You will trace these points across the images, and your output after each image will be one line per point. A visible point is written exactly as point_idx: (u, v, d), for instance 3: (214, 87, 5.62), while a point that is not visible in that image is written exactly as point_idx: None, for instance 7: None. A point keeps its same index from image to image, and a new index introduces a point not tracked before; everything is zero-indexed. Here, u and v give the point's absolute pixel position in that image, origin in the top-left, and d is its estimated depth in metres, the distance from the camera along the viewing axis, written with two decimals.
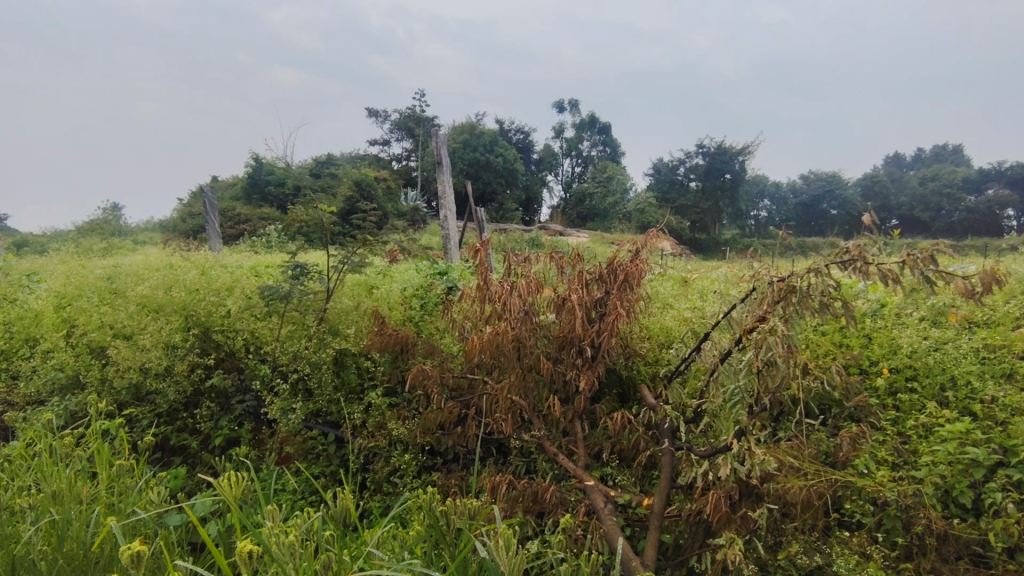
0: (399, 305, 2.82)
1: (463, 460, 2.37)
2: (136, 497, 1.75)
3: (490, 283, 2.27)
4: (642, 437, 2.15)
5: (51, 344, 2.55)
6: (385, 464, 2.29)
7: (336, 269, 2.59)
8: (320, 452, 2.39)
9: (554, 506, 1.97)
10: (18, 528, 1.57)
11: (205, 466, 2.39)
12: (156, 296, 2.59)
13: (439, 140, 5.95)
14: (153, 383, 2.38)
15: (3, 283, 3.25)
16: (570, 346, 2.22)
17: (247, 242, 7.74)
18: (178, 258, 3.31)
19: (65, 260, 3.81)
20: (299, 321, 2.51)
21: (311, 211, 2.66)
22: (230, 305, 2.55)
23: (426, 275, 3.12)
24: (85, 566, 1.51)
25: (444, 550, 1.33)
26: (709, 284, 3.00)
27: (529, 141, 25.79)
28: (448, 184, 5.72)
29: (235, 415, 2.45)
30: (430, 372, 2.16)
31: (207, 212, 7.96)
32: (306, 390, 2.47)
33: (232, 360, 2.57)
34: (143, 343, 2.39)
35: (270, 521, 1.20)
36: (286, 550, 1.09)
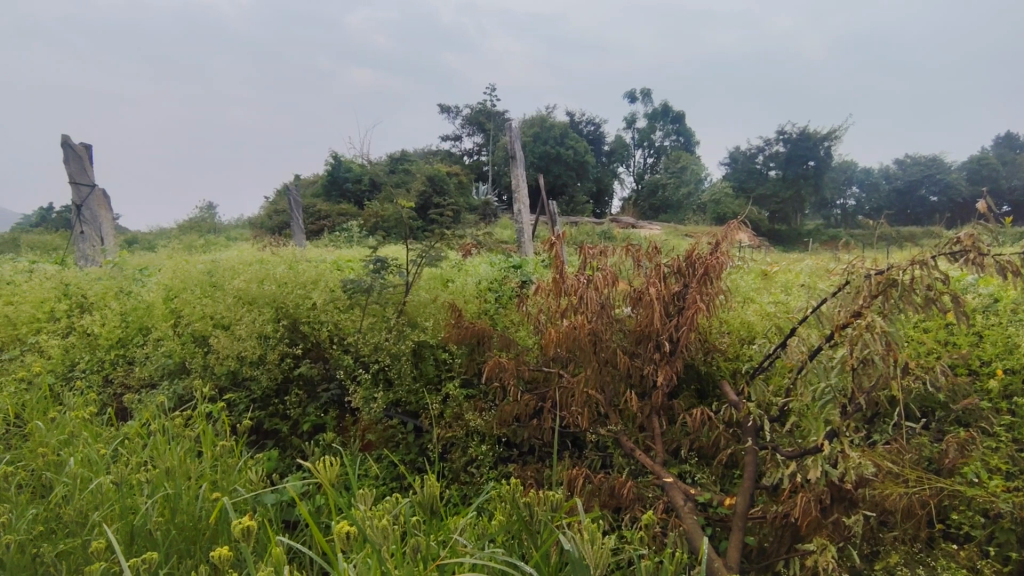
0: (475, 298, 2.86)
1: (539, 452, 2.39)
2: (236, 476, 1.89)
3: (565, 276, 2.25)
4: (723, 435, 2.09)
5: (161, 333, 2.77)
6: (462, 455, 2.32)
7: (415, 263, 2.68)
8: (400, 440, 2.45)
9: (631, 501, 1.95)
10: (136, 499, 1.72)
11: (294, 450, 2.51)
12: (250, 289, 2.77)
13: (512, 134, 5.96)
14: (248, 370, 2.54)
15: (119, 277, 3.57)
16: (648, 340, 2.19)
17: (328, 237, 8.09)
18: (269, 253, 3.52)
19: (171, 256, 4.13)
20: (380, 313, 2.62)
21: (391, 206, 2.75)
22: (316, 298, 2.68)
23: (500, 269, 3.16)
24: (194, 538, 1.65)
25: (526, 541, 1.35)
26: (794, 277, 2.86)
27: (599, 133, 25.43)
28: (521, 178, 5.73)
29: (321, 403, 2.56)
30: (506, 364, 2.20)
31: (292, 209, 8.39)
32: (386, 380, 2.55)
33: (318, 350, 2.70)
34: (240, 333, 2.56)
35: (362, 504, 1.27)
36: (378, 531, 1.13)
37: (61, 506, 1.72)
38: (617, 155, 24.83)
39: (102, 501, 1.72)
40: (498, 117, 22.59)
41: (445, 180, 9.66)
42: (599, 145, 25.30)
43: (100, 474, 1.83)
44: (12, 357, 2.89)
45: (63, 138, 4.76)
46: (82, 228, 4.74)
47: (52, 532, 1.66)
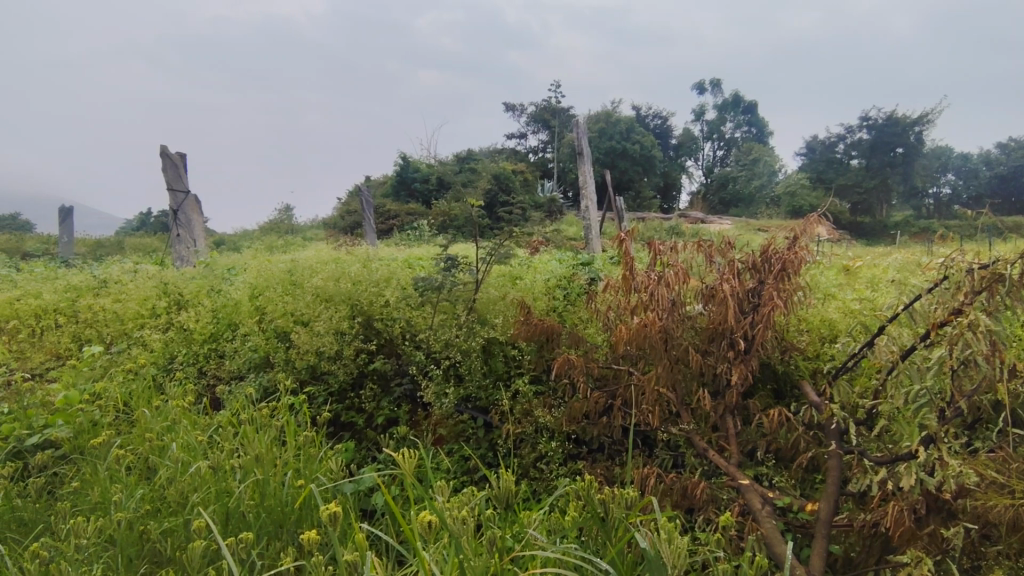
0: (543, 295, 2.89)
1: (609, 450, 2.38)
2: (318, 465, 1.99)
3: (635, 274, 2.22)
4: (803, 437, 2.00)
5: (248, 329, 2.93)
6: (532, 450, 2.33)
7: (484, 261, 2.73)
8: (470, 435, 2.48)
9: (704, 503, 1.90)
10: (230, 483, 1.84)
11: (370, 443, 2.55)
12: (328, 287, 2.89)
13: (579, 130, 5.92)
14: (327, 364, 2.66)
15: (210, 276, 3.82)
16: (721, 338, 2.13)
17: (399, 237, 8.33)
18: (345, 252, 3.67)
19: (255, 256, 4.38)
20: (450, 310, 2.68)
21: (461, 205, 2.81)
22: (389, 296, 2.77)
23: (568, 266, 3.16)
24: (282, 521, 1.75)
25: (601, 538, 1.35)
26: (881, 272, 2.70)
27: (666, 126, 24.81)
28: (588, 174, 5.69)
29: (395, 397, 2.64)
30: (576, 361, 2.20)
31: (365, 210, 8.70)
32: (457, 375, 2.60)
33: (391, 346, 2.79)
34: (318, 329, 2.67)
35: (441, 496, 1.30)
36: (458, 521, 1.17)
37: (165, 487, 1.86)
38: (685, 148, 24.15)
39: (200, 484, 1.85)
40: (562, 114, 22.50)
41: (510, 178, 9.71)
42: (665, 139, 24.70)
43: (198, 459, 1.98)
44: (120, 350, 3.15)
45: (161, 148, 5.15)
46: (179, 231, 5.11)
47: (157, 510, 1.80)
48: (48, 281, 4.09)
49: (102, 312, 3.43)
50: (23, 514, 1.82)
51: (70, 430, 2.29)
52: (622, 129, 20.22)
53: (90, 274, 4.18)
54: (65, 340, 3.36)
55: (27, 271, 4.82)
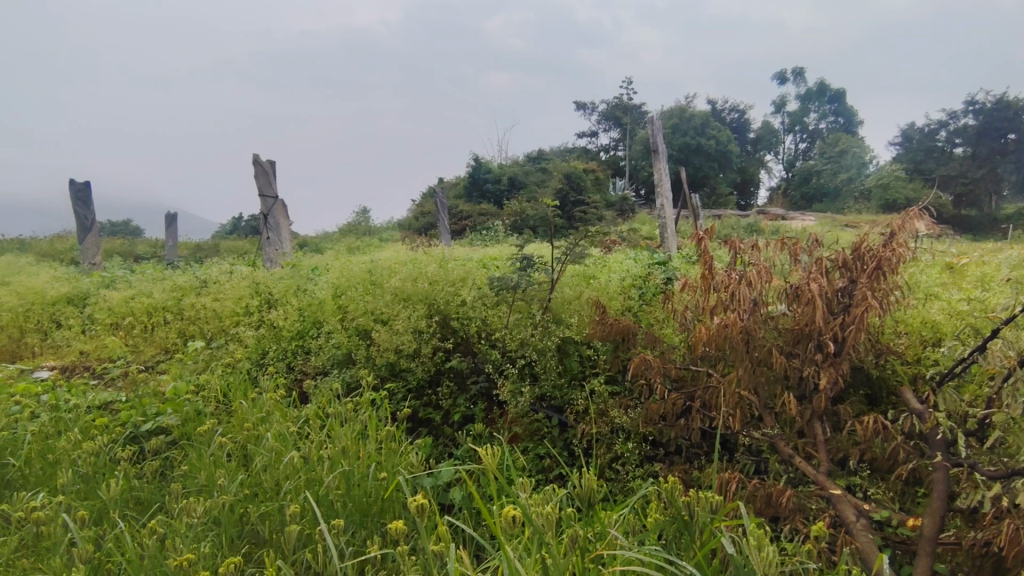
0: (619, 295, 2.87)
1: (687, 453, 2.32)
2: (400, 459, 2.06)
3: (714, 273, 2.15)
4: (902, 447, 1.87)
5: (332, 326, 3.06)
6: (607, 451, 2.31)
7: (560, 261, 2.76)
8: (545, 434, 2.48)
9: (790, 512, 1.82)
10: (320, 472, 1.95)
11: (448, 439, 2.60)
12: (407, 287, 2.99)
13: (654, 127, 5.79)
14: (406, 362, 2.74)
15: (298, 276, 4.04)
16: (808, 340, 2.02)
17: (472, 237, 8.48)
18: (422, 252, 3.78)
19: (338, 257, 4.59)
20: (525, 309, 2.72)
21: (537, 206, 2.84)
22: (465, 296, 2.82)
23: (644, 266, 3.11)
24: (367, 511, 1.83)
25: (684, 541, 1.32)
26: (993, 269, 2.48)
27: (743, 120, 23.85)
28: (664, 171, 5.56)
29: (471, 395, 2.68)
30: (652, 361, 2.16)
31: (439, 212, 8.91)
32: (532, 374, 2.61)
33: (467, 345, 2.84)
34: (398, 328, 2.75)
35: (523, 492, 1.32)
36: (542, 519, 1.19)
37: (262, 474, 1.99)
38: (763, 142, 23.12)
39: (292, 472, 1.96)
40: (633, 111, 22.12)
41: (581, 177, 9.63)
42: (742, 132, 23.75)
43: (290, 449, 2.10)
44: (219, 345, 3.38)
45: (253, 156, 5.50)
46: (269, 234, 5.44)
47: (254, 495, 1.93)
48: (156, 281, 4.46)
49: (204, 310, 3.71)
50: (140, 494, 2.00)
51: (178, 419, 2.49)
52: (696, 124, 19.63)
53: (193, 275, 4.52)
54: (172, 335, 3.66)
55: (140, 272, 5.29)
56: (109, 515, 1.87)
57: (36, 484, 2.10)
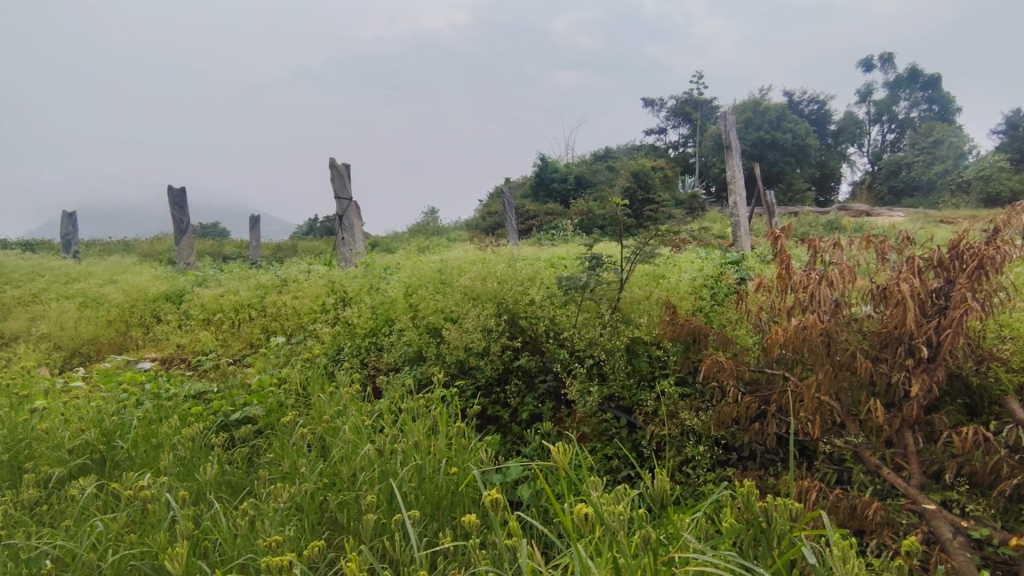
0: (689, 295, 2.81)
1: (762, 459, 2.24)
2: (469, 454, 2.10)
3: (792, 273, 2.08)
4: (1006, 461, 1.73)
5: (403, 324, 3.15)
6: (677, 454, 2.26)
7: (629, 260, 2.75)
8: (613, 434, 2.46)
9: (877, 526, 1.72)
10: (394, 465, 2.01)
11: (515, 436, 2.62)
12: (476, 286, 3.04)
13: (726, 123, 5.59)
14: (474, 360, 2.79)
15: (372, 276, 4.20)
16: (897, 343, 1.90)
17: (538, 237, 8.51)
18: (491, 252, 3.84)
19: (409, 256, 4.74)
20: (594, 309, 2.73)
21: (607, 205, 2.83)
22: (534, 295, 2.85)
23: (717, 265, 3.05)
24: (439, 503, 1.89)
25: (761, 548, 1.28)
26: None
27: (823, 111, 22.61)
28: (738, 168, 5.36)
29: (539, 393, 2.69)
30: (725, 363, 2.11)
31: (507, 212, 9.00)
32: (600, 375, 2.60)
33: (536, 344, 2.87)
34: (467, 326, 2.80)
35: (594, 491, 1.31)
36: (614, 518, 1.18)
37: (339, 464, 2.09)
38: (845, 134, 21.83)
39: (367, 464, 2.05)
40: (703, 106, 21.58)
41: (650, 175, 9.44)
42: (822, 124, 22.52)
43: (365, 441, 2.19)
44: (298, 341, 3.56)
45: (330, 161, 5.77)
46: (344, 234, 5.68)
47: (333, 484, 2.03)
48: (243, 280, 4.76)
49: (285, 307, 3.93)
50: (231, 478, 2.15)
51: (264, 409, 2.66)
52: (771, 117, 18.81)
53: (275, 274, 4.78)
54: (256, 331, 3.89)
55: (228, 271, 5.66)
56: (203, 496, 2.02)
57: (141, 465, 2.30)
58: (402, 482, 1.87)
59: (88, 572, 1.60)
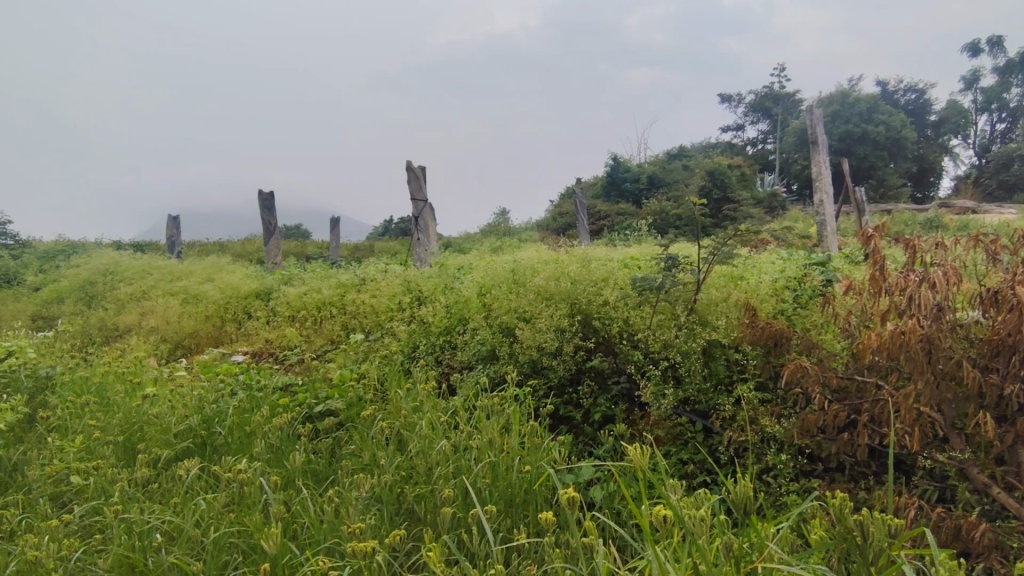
0: (771, 297, 2.71)
1: (851, 471, 2.12)
2: (542, 453, 2.11)
3: (887, 275, 1.98)
4: None
5: (477, 323, 3.20)
6: (758, 461, 2.18)
7: (707, 261, 2.68)
8: (689, 439, 2.39)
9: (986, 548, 1.59)
10: (469, 461, 2.06)
11: (586, 437, 2.61)
12: (550, 287, 3.05)
13: (812, 117, 5.30)
14: (547, 360, 2.79)
15: (446, 275, 4.31)
16: (1009, 352, 1.75)
17: (610, 238, 8.42)
18: (563, 253, 3.84)
19: (482, 257, 4.82)
20: (669, 311, 2.68)
21: (683, 204, 2.77)
22: (607, 296, 2.83)
23: (799, 266, 2.94)
24: (512, 500, 1.92)
25: (854, 564, 1.21)
26: None
27: (921, 101, 20.99)
28: (825, 165, 5.08)
29: (611, 395, 2.67)
30: (811, 369, 2.01)
31: (579, 213, 8.95)
32: (675, 378, 2.54)
33: (608, 345, 2.84)
34: (540, 326, 2.82)
35: (674, 494, 1.29)
36: (697, 522, 1.16)
37: (416, 457, 2.16)
38: (946, 125, 20.14)
39: (443, 458, 2.10)
40: (786, 100, 20.62)
41: (727, 173, 9.11)
42: (919, 115, 20.91)
43: (441, 437, 2.25)
44: (376, 338, 3.70)
45: (407, 164, 5.96)
46: (420, 235, 5.85)
47: (410, 476, 2.09)
48: (325, 279, 5.00)
49: (364, 306, 4.10)
50: (316, 467, 2.27)
51: (345, 402, 2.79)
52: (861, 109, 17.67)
53: (354, 274, 4.99)
54: (337, 327, 4.07)
55: (312, 271, 5.97)
56: (292, 483, 2.15)
57: (236, 451, 2.47)
58: (478, 477, 1.91)
59: (192, 547, 1.73)
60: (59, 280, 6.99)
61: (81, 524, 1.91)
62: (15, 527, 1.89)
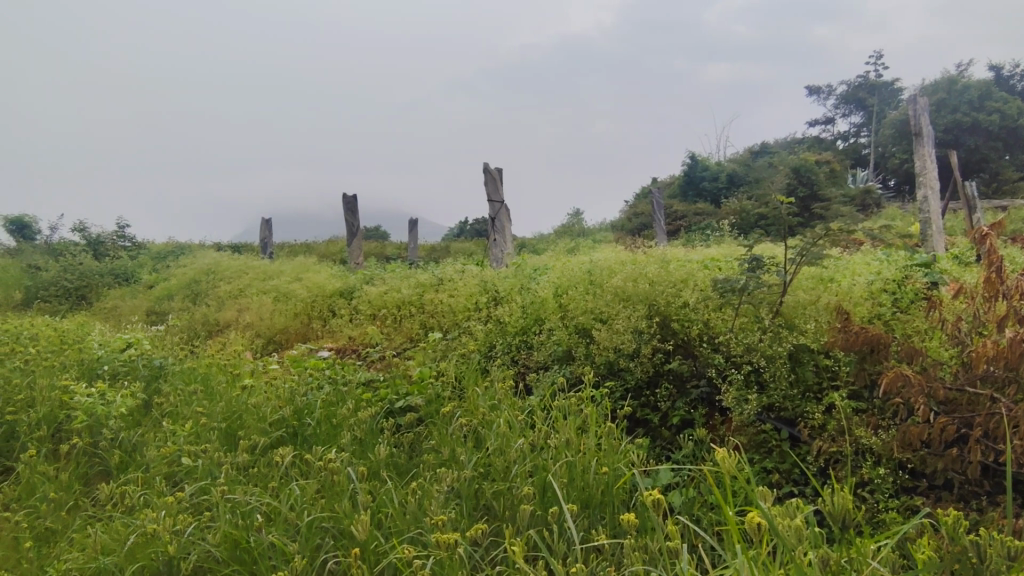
0: (866, 300, 2.56)
1: (959, 490, 1.95)
2: (620, 455, 2.09)
3: (1004, 279, 1.84)
4: None
5: (553, 324, 3.20)
6: (851, 474, 2.05)
7: (795, 262, 2.56)
8: (773, 447, 2.28)
9: None
10: (546, 460, 2.07)
11: (664, 442, 2.54)
12: (627, 288, 3.01)
13: (915, 107, 4.92)
14: (623, 361, 2.75)
15: (522, 276, 4.35)
16: None
17: (688, 239, 8.19)
18: (641, 253, 3.77)
19: (557, 257, 4.83)
20: (753, 314, 2.58)
21: (769, 203, 2.66)
22: (687, 297, 2.76)
23: (900, 267, 2.77)
24: (589, 502, 1.91)
25: None
26: None
27: None
28: (929, 158, 4.71)
29: (690, 399, 2.59)
30: (913, 378, 1.87)
31: (655, 213, 8.76)
32: (759, 383, 2.44)
33: (687, 348, 2.77)
34: (618, 327, 2.78)
35: (764, 502, 1.24)
36: (792, 532, 1.11)
37: (494, 454, 2.19)
38: None
39: (520, 456, 2.12)
40: (882, 90, 19.25)
41: (815, 169, 8.63)
42: None
43: (517, 436, 2.26)
44: (454, 336, 3.78)
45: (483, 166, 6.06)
46: (496, 236, 5.95)
47: (488, 473, 2.13)
48: (405, 279, 5.18)
49: (442, 305, 4.21)
50: (398, 460, 2.35)
51: (425, 399, 2.87)
52: (970, 97, 16.21)
53: (432, 274, 5.14)
54: (416, 326, 4.21)
55: (392, 270, 6.19)
56: (376, 473, 2.24)
57: (324, 442, 2.60)
58: (555, 476, 1.92)
59: (288, 529, 1.84)
60: (168, 279, 7.63)
61: (191, 502, 2.08)
62: (137, 501, 2.09)
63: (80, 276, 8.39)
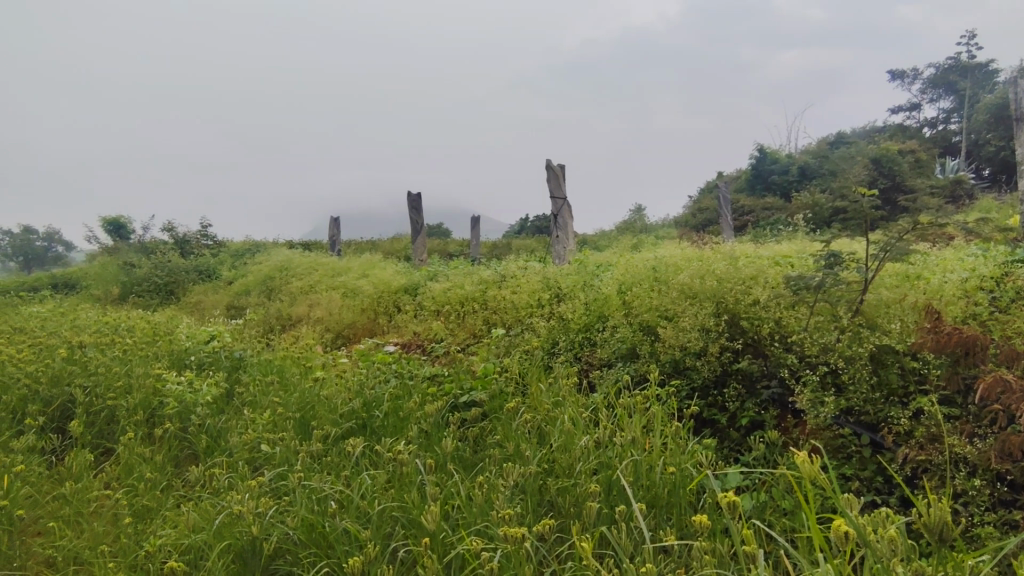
0: (959, 299, 2.39)
1: None
2: (687, 456, 2.04)
3: None
4: None
5: (617, 321, 3.16)
6: (941, 484, 1.92)
7: (877, 259, 2.42)
8: (853, 453, 2.16)
9: None
10: (611, 458, 2.04)
11: (733, 444, 2.46)
12: (694, 285, 2.95)
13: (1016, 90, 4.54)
14: (690, 360, 2.68)
15: (586, 273, 4.32)
16: None
17: (758, 235, 7.89)
18: (709, 250, 3.67)
19: (621, 254, 4.77)
20: (830, 312, 2.46)
21: (849, 196, 2.51)
22: (758, 295, 2.65)
23: (998, 264, 2.58)
24: (655, 502, 1.88)
25: None
26: None
27: None
28: None
29: (761, 400, 2.49)
30: (1015, 383, 1.75)
31: (722, 208, 8.47)
32: (837, 386, 2.32)
33: (758, 347, 2.66)
34: (684, 325, 2.72)
35: (850, 510, 1.18)
36: (882, 541, 1.06)
37: (558, 450, 2.19)
38: None
39: (584, 454, 2.10)
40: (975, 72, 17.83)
41: (898, 160, 8.12)
42: None
43: (580, 433, 2.25)
44: (516, 332, 3.80)
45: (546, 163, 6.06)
46: (559, 233, 5.94)
47: (552, 469, 2.13)
48: (468, 276, 5.25)
49: (505, 302, 4.24)
50: (462, 454, 2.38)
51: (488, 394, 2.91)
52: None
53: (495, 270, 5.19)
54: (479, 322, 4.25)
55: (455, 267, 6.29)
56: (442, 466, 2.29)
57: (392, 434, 2.68)
58: (621, 474, 1.90)
59: (360, 516, 1.91)
60: (245, 276, 8.04)
61: (271, 486, 2.20)
62: (223, 484, 2.23)
63: (168, 272, 8.97)
